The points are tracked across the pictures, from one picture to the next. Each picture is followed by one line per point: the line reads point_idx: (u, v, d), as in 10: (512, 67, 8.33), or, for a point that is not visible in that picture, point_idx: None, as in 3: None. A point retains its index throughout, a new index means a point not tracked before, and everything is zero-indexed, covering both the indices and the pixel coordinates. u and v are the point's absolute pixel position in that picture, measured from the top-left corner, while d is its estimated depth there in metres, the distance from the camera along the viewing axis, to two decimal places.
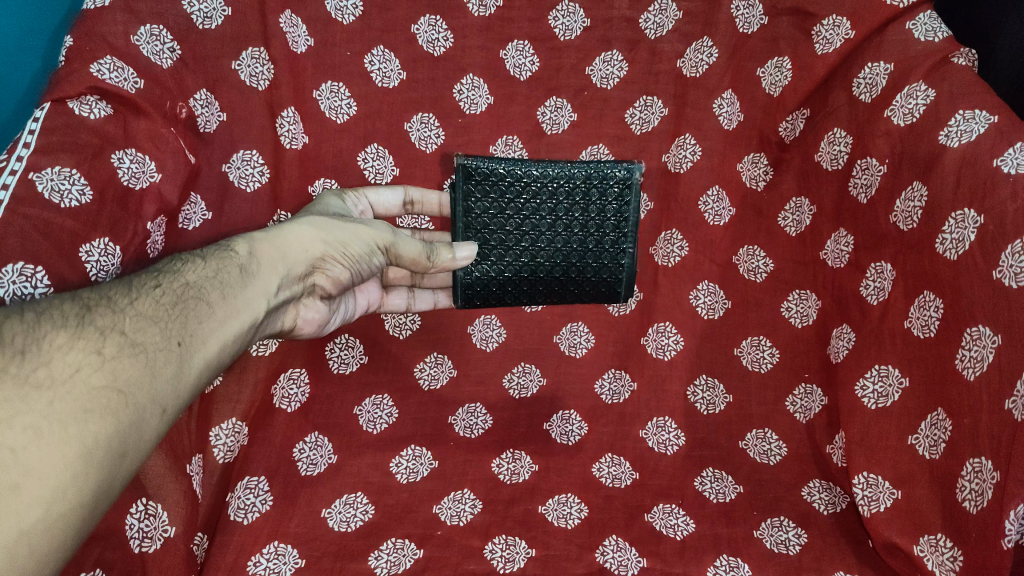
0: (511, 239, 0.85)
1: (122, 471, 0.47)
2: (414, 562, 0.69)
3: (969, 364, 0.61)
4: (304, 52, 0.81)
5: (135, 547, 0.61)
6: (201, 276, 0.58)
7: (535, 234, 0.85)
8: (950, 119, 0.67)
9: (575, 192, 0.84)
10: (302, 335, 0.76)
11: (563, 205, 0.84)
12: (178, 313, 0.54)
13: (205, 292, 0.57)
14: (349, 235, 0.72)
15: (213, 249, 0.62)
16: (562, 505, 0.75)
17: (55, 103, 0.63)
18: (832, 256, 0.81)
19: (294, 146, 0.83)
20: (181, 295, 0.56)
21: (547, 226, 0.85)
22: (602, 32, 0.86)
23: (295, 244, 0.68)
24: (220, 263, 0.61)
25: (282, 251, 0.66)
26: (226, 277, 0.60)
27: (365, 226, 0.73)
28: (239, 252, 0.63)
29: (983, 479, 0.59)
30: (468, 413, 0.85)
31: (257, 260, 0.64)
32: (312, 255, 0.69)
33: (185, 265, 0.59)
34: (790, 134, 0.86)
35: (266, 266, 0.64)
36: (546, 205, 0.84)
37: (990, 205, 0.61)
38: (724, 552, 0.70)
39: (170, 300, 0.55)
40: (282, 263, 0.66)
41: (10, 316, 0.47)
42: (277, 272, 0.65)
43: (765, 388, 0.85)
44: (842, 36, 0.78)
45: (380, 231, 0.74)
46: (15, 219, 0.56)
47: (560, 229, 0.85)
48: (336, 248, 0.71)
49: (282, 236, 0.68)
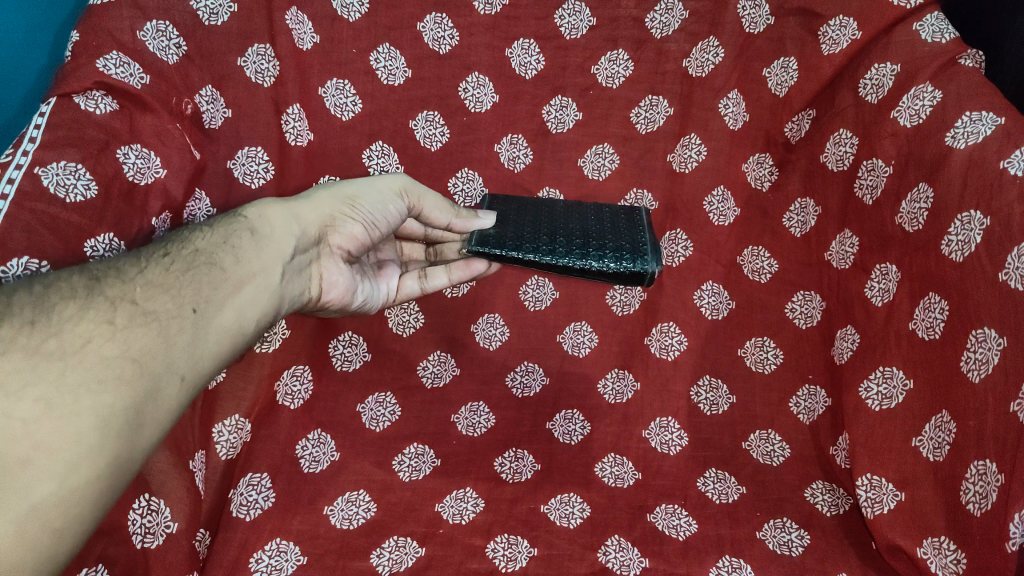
0: (534, 221, 0.81)
1: (142, 442, 0.47)
2: (415, 560, 0.69)
3: (975, 366, 0.61)
4: (310, 49, 0.81)
5: (137, 543, 0.62)
6: (210, 243, 0.59)
7: (559, 222, 0.81)
8: (957, 120, 0.67)
9: (597, 210, 0.84)
10: (329, 303, 0.74)
11: (587, 211, 0.84)
12: (191, 278, 0.55)
13: (217, 256, 0.58)
14: (360, 190, 0.73)
15: (223, 218, 0.63)
16: (564, 505, 0.75)
17: (60, 98, 0.62)
18: (837, 257, 0.81)
19: (299, 142, 0.83)
20: (193, 262, 0.57)
21: (571, 218, 0.82)
22: (608, 32, 0.86)
23: (307, 204, 0.69)
24: (230, 229, 0.62)
25: (294, 212, 0.67)
26: (236, 242, 0.61)
27: (376, 180, 0.75)
28: (249, 216, 0.64)
29: (987, 482, 0.59)
30: (469, 412, 0.84)
31: (267, 223, 0.65)
32: (324, 214, 0.70)
33: (194, 234, 0.60)
34: (796, 135, 0.85)
35: (280, 227, 0.65)
36: (570, 209, 0.85)
37: (997, 207, 0.61)
38: (726, 553, 0.70)
39: (181, 267, 0.56)
40: (296, 224, 0.67)
41: (17, 290, 0.47)
42: (290, 232, 0.66)
43: (769, 389, 0.84)
44: (848, 36, 0.77)
45: (393, 184, 0.75)
46: (21, 214, 0.57)
47: (585, 221, 0.81)
48: (351, 203, 0.72)
49: (293, 201, 0.69)
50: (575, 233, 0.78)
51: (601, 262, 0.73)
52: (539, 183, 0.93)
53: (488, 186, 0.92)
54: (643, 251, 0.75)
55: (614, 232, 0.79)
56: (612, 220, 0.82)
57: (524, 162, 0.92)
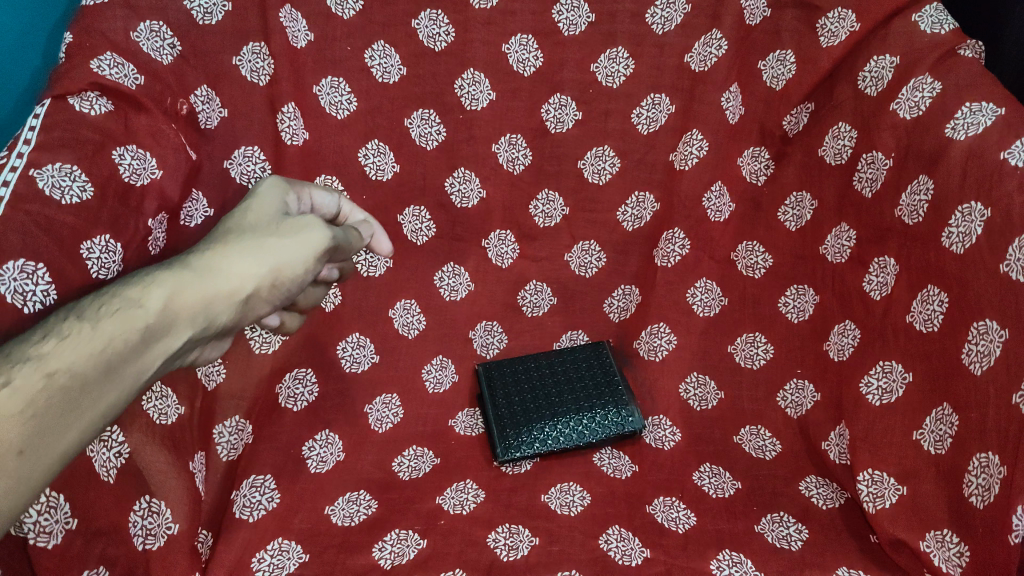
0: (530, 395, 0.87)
1: None
2: (418, 552, 0.68)
3: (977, 358, 0.61)
4: (304, 48, 0.80)
5: (139, 545, 0.61)
6: (73, 356, 0.43)
7: (552, 395, 0.87)
8: (956, 111, 0.66)
9: (574, 361, 0.90)
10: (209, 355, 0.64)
11: (568, 371, 0.89)
12: (31, 415, 0.40)
13: (78, 375, 0.43)
14: (291, 257, 0.56)
15: (108, 303, 0.47)
16: (564, 493, 0.76)
17: (55, 99, 0.62)
18: (833, 251, 0.80)
19: (295, 142, 0.83)
20: (38, 389, 0.41)
21: (559, 386, 0.88)
22: (606, 26, 0.84)
23: (226, 277, 0.52)
24: (111, 330, 0.46)
25: (203, 301, 0.51)
26: (114, 351, 0.45)
27: (300, 235, 0.58)
28: (143, 305, 0.48)
29: (989, 475, 0.58)
30: (468, 416, 0.87)
31: (166, 319, 0.48)
32: (243, 294, 0.53)
33: (55, 337, 0.44)
34: (794, 128, 0.83)
35: (179, 326, 0.49)
36: (550, 360, 0.91)
37: (997, 197, 0.61)
38: (726, 547, 0.69)
39: (17, 399, 0.40)
40: (201, 316, 0.51)
41: None
42: (191, 329, 0.50)
43: (755, 384, 0.86)
44: (846, 28, 0.76)
45: (317, 238, 0.59)
46: (16, 216, 0.56)
47: (573, 391, 0.87)
48: (280, 271, 0.55)
49: (209, 276, 0.52)
50: (557, 372, 0.89)
51: (598, 430, 0.83)
52: (539, 184, 0.93)
53: (485, 187, 0.93)
54: (623, 397, 0.86)
55: (600, 401, 0.85)
56: (594, 382, 0.88)
57: (523, 163, 0.92)
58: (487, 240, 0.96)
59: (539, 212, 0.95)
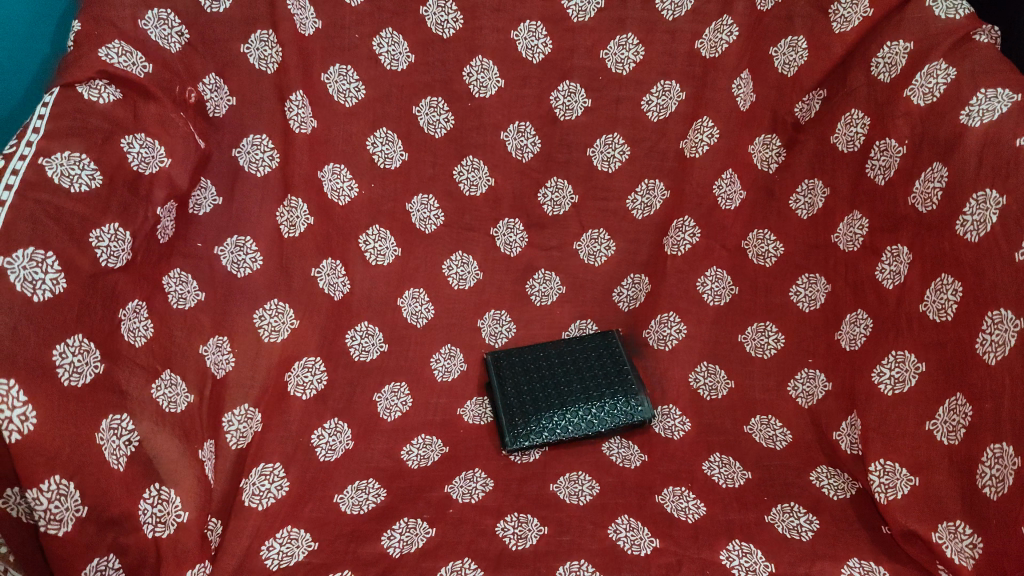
0: (539, 386, 0.87)
1: None
2: (426, 540, 0.68)
3: (991, 348, 0.60)
4: (312, 35, 0.79)
5: (149, 533, 0.58)
6: None
7: (560, 386, 0.87)
8: (971, 98, 0.66)
9: (583, 352, 0.91)
10: None
11: (577, 362, 0.89)
12: None
13: None
14: None
15: None
16: (573, 483, 0.76)
17: (63, 88, 0.62)
18: (845, 240, 0.80)
19: (303, 130, 0.80)
20: None
21: (568, 376, 0.88)
22: (616, 13, 0.83)
23: None
24: None
25: None
26: None
27: None
28: None
29: (1004, 465, 0.58)
30: (477, 406, 0.87)
31: None
32: None
33: None
34: (805, 115, 0.82)
35: None
36: (560, 351, 0.91)
37: (1013, 185, 0.60)
38: (736, 537, 0.68)
39: None
40: None
41: None
42: None
43: (766, 373, 0.86)
44: (860, 14, 0.75)
45: None
46: (25, 204, 0.55)
47: (581, 381, 0.87)
48: None
49: None
50: (565, 361, 0.90)
51: (607, 421, 0.83)
52: (548, 172, 0.93)
53: (494, 175, 0.92)
54: (631, 387, 0.86)
55: (608, 391, 0.85)
56: (603, 372, 0.88)
57: (532, 151, 0.91)
58: (496, 229, 0.95)
59: (548, 201, 0.94)
